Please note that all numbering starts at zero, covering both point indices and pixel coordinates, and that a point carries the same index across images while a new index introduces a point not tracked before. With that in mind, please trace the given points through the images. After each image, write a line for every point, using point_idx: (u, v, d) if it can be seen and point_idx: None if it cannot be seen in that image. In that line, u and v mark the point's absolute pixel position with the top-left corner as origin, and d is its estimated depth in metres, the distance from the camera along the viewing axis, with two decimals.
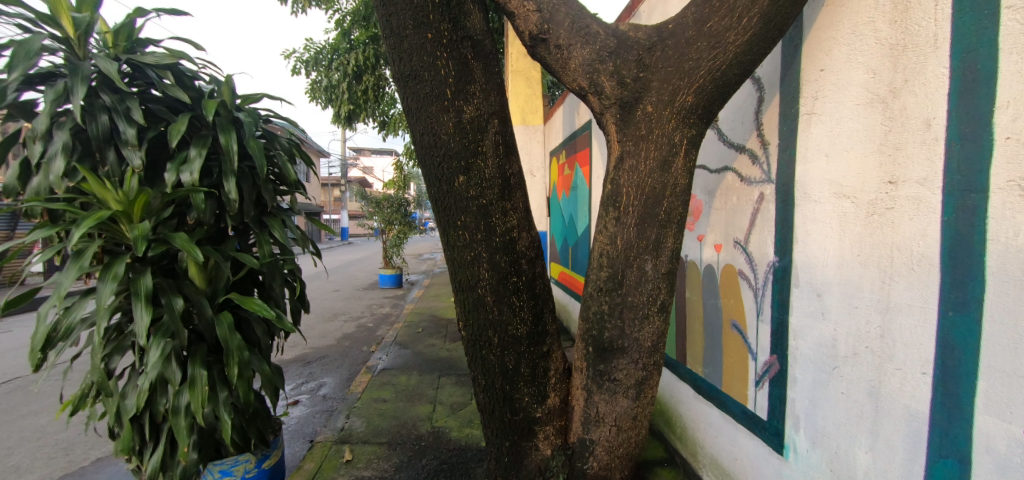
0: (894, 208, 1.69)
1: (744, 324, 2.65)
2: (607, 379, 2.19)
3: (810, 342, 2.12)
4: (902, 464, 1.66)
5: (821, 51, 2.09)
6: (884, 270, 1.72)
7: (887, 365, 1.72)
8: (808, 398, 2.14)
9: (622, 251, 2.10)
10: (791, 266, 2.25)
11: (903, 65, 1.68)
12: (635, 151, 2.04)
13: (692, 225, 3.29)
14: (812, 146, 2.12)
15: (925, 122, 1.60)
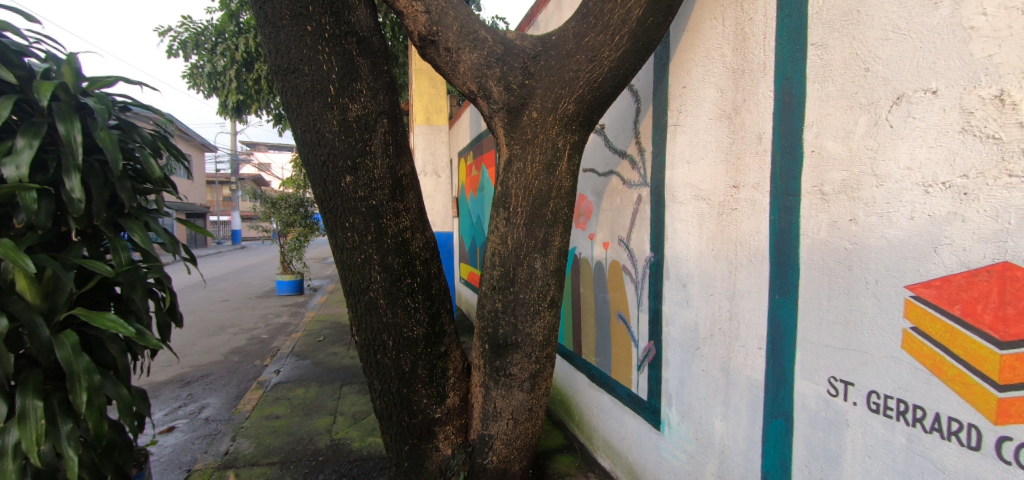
0: (737, 208, 1.97)
1: (627, 314, 2.90)
2: (503, 374, 2.27)
3: (679, 327, 2.39)
4: (748, 427, 1.94)
5: (682, 70, 2.37)
6: (732, 262, 2.00)
7: (735, 343, 2.00)
8: (678, 377, 2.41)
9: (512, 251, 2.19)
10: (662, 261, 2.52)
11: (742, 88, 1.97)
12: (523, 154, 2.14)
13: (584, 225, 3.50)
14: (678, 154, 2.39)
15: (758, 135, 1.86)
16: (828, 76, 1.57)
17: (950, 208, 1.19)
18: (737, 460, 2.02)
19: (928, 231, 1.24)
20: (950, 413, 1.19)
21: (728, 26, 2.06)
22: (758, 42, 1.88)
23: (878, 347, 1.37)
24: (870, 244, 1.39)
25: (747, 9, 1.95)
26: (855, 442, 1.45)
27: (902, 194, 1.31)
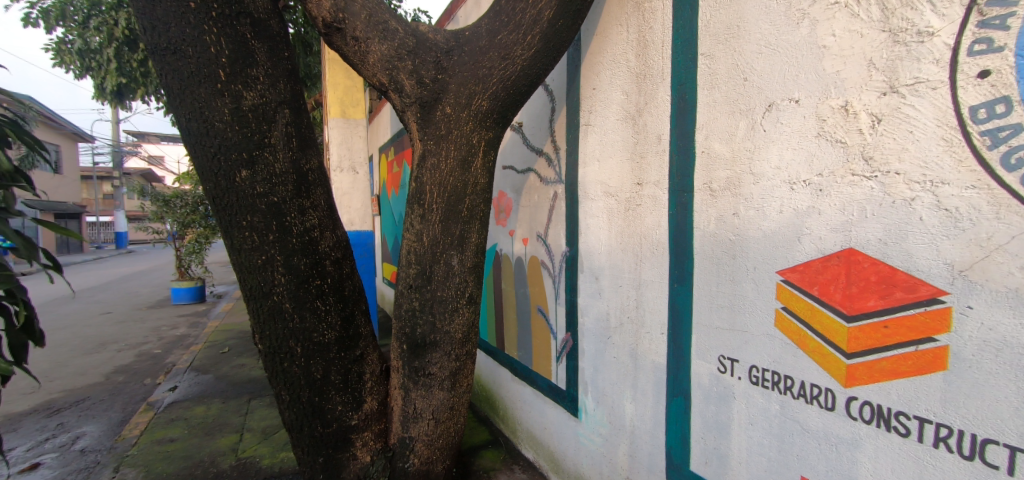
0: (641, 204, 2.11)
1: (546, 308, 2.99)
2: (422, 374, 2.23)
3: (593, 318, 2.51)
4: (654, 408, 2.08)
5: (592, 73, 2.48)
6: (637, 254, 2.14)
7: (641, 330, 2.14)
8: (593, 365, 2.54)
9: (428, 248, 2.15)
10: (577, 255, 2.62)
11: (643, 91, 2.11)
12: (436, 150, 2.11)
13: (504, 222, 3.55)
14: (590, 152, 2.49)
15: (657, 136, 2.01)
16: (714, 83, 1.72)
17: (810, 203, 1.36)
18: (645, 439, 2.16)
19: (794, 223, 1.40)
20: (812, 380, 1.36)
21: (632, 33, 2.19)
22: (657, 50, 2.02)
23: (757, 326, 1.54)
24: (750, 235, 1.56)
25: (647, 18, 2.09)
26: (740, 412, 1.62)
27: (775, 190, 1.47)
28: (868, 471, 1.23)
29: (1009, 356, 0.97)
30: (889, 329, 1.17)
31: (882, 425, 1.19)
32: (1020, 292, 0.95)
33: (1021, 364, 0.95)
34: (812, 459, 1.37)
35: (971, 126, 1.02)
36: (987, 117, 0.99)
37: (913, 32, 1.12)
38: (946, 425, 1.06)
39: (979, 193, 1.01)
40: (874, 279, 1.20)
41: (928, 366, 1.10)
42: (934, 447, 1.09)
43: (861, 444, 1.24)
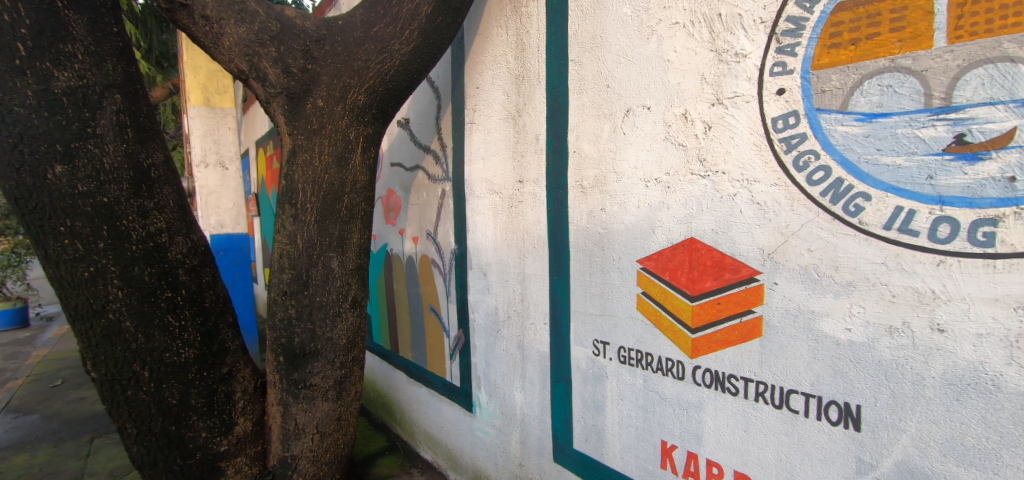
0: (523, 201, 2.20)
1: (438, 306, 2.97)
2: (304, 386, 2.08)
3: (482, 313, 2.55)
4: (541, 394, 2.19)
5: (475, 72, 2.51)
6: (520, 249, 2.23)
7: (526, 322, 2.23)
8: (485, 359, 2.59)
9: (303, 251, 2.01)
10: (465, 252, 2.65)
11: (521, 92, 2.19)
12: (308, 146, 1.98)
13: (393, 221, 3.45)
14: (475, 151, 2.53)
15: (535, 136, 2.11)
16: (582, 88, 1.85)
17: (661, 199, 1.54)
18: (534, 425, 2.26)
19: (649, 216, 1.58)
20: (667, 355, 1.54)
21: (510, 36, 2.27)
22: (533, 54, 2.12)
23: (623, 310, 1.69)
24: (615, 228, 1.71)
25: (524, 22, 2.17)
26: (613, 390, 1.78)
27: (633, 188, 1.63)
28: (710, 428, 1.43)
29: (802, 320, 1.20)
30: (722, 305, 1.38)
31: (719, 388, 1.40)
32: (808, 269, 1.18)
33: (810, 327, 1.18)
34: (670, 423, 1.56)
35: (773, 134, 1.23)
36: (783, 127, 1.21)
37: (732, 53, 1.32)
38: (763, 382, 1.28)
39: (779, 190, 1.22)
40: (709, 264, 1.40)
41: (749, 334, 1.31)
42: (755, 401, 1.31)
43: (705, 405, 1.44)
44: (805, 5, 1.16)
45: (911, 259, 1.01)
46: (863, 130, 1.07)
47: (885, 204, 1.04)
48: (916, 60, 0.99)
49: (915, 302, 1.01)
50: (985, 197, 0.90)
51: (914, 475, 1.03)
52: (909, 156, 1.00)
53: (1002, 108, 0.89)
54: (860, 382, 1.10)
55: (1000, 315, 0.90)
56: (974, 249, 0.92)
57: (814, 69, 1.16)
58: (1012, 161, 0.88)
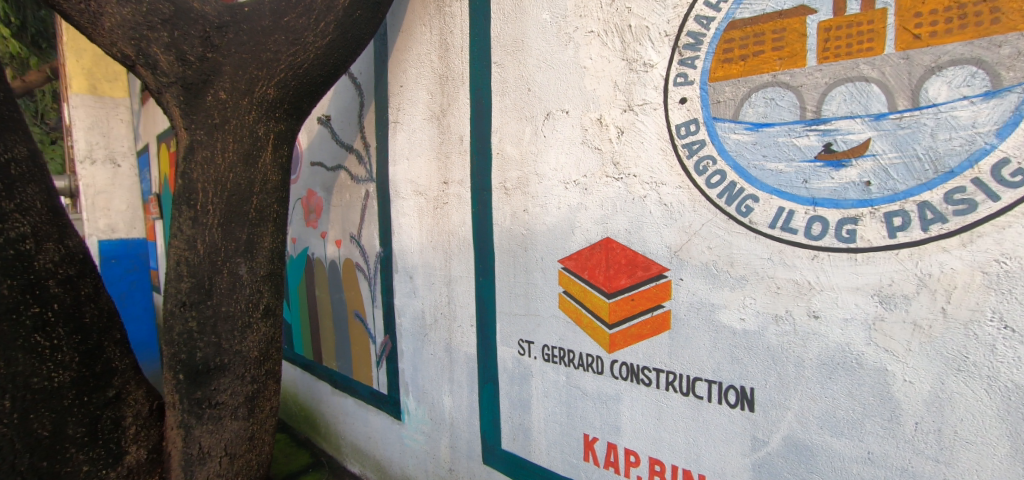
0: (448, 202, 2.17)
1: (363, 312, 2.85)
2: (208, 405, 1.90)
3: (409, 317, 2.49)
4: (469, 397, 2.18)
5: (398, 70, 2.44)
6: (446, 251, 2.20)
7: (453, 325, 2.21)
8: (412, 365, 2.52)
9: (205, 256, 1.84)
10: (390, 255, 2.57)
11: (446, 92, 2.17)
12: (208, 142, 1.81)
13: (314, 224, 3.26)
14: (399, 151, 2.46)
15: (459, 137, 2.09)
16: (505, 91, 1.87)
17: (579, 200, 1.59)
18: (463, 428, 2.24)
19: (569, 217, 1.62)
20: (587, 351, 1.60)
21: (434, 35, 2.23)
22: (457, 54, 2.10)
23: (546, 309, 1.73)
24: (537, 229, 1.74)
25: (447, 22, 2.15)
26: (538, 388, 1.81)
27: (553, 189, 1.68)
28: (627, 418, 1.51)
29: (704, 312, 1.29)
30: (635, 301, 1.45)
31: (634, 379, 1.47)
32: (708, 265, 1.27)
33: (711, 318, 1.28)
34: (591, 417, 1.62)
35: (677, 140, 1.32)
36: (685, 133, 1.30)
37: (641, 63, 1.40)
38: (672, 372, 1.37)
39: (682, 192, 1.31)
40: (624, 262, 1.47)
41: (659, 327, 1.39)
42: (666, 390, 1.39)
43: (622, 397, 1.51)
44: (703, 21, 1.25)
45: (792, 254, 1.12)
46: (752, 138, 1.18)
47: (770, 205, 1.15)
48: (794, 77, 1.11)
49: (796, 292, 1.13)
50: (848, 199, 1.04)
51: (798, 448, 1.15)
52: (788, 162, 1.12)
53: (859, 121, 1.02)
54: (753, 367, 1.21)
55: (861, 302, 1.04)
56: (840, 245, 1.05)
57: (710, 81, 1.25)
58: (867, 167, 1.01)
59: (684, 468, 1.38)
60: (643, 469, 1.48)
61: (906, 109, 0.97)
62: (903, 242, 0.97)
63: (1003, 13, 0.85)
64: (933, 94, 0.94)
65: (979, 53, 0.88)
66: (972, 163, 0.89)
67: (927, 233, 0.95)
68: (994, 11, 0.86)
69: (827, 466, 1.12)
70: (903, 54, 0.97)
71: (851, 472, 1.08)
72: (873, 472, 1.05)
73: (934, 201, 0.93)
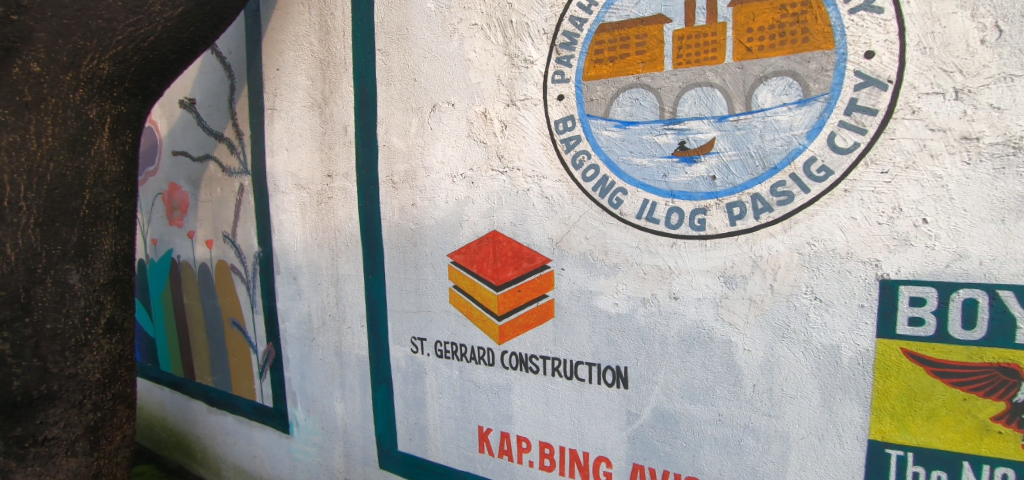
0: (333, 197, 2.03)
1: (242, 320, 2.57)
2: (33, 444, 1.54)
3: (294, 322, 2.30)
4: (362, 401, 2.08)
5: (273, 51, 2.22)
6: (332, 249, 2.06)
7: (343, 327, 2.09)
8: (299, 372, 2.33)
9: (18, 267, 1.44)
10: (270, 255, 2.34)
11: (327, 79, 2.02)
12: (16, 123, 1.41)
13: (178, 222, 2.86)
14: (276, 140, 2.24)
15: (343, 127, 1.97)
16: (390, 80, 1.79)
17: (466, 194, 1.58)
18: (357, 434, 2.14)
19: (457, 211, 1.61)
20: (478, 344, 1.61)
21: (313, 15, 2.06)
22: (339, 38, 1.97)
23: (438, 304, 1.70)
24: (425, 223, 1.70)
25: (327, 3, 2.00)
26: (432, 385, 1.78)
27: (441, 183, 1.65)
28: (518, 406, 1.55)
29: (584, 299, 1.37)
30: (522, 292, 1.48)
31: (523, 368, 1.51)
32: (586, 255, 1.35)
33: (589, 304, 1.36)
34: (484, 409, 1.64)
35: (556, 135, 1.37)
36: (563, 129, 1.35)
37: (522, 59, 1.42)
38: (557, 358, 1.43)
39: (562, 185, 1.37)
40: (510, 254, 1.50)
41: (544, 315, 1.44)
42: (552, 375, 1.45)
43: (513, 386, 1.55)
44: (577, 22, 1.31)
45: (655, 242, 1.23)
46: (620, 135, 1.26)
47: (637, 197, 1.24)
48: (654, 80, 1.21)
49: (660, 277, 1.24)
50: (698, 192, 1.16)
51: (665, 417, 1.28)
52: (650, 158, 1.22)
53: (706, 122, 1.15)
54: (626, 347, 1.31)
55: (711, 282, 1.17)
56: (693, 233, 1.18)
57: (584, 80, 1.32)
58: (713, 164, 1.15)
59: (571, 447, 1.45)
60: (534, 453, 1.53)
61: (741, 113, 1.11)
62: (741, 229, 1.12)
63: (810, 34, 1.03)
64: (761, 100, 1.09)
65: (794, 67, 1.06)
66: (790, 160, 1.06)
67: (758, 220, 1.10)
68: (805, 32, 1.03)
69: (688, 431, 1.25)
70: (738, 64, 1.11)
71: (706, 434, 1.23)
72: (722, 431, 1.20)
73: (763, 194, 1.09)
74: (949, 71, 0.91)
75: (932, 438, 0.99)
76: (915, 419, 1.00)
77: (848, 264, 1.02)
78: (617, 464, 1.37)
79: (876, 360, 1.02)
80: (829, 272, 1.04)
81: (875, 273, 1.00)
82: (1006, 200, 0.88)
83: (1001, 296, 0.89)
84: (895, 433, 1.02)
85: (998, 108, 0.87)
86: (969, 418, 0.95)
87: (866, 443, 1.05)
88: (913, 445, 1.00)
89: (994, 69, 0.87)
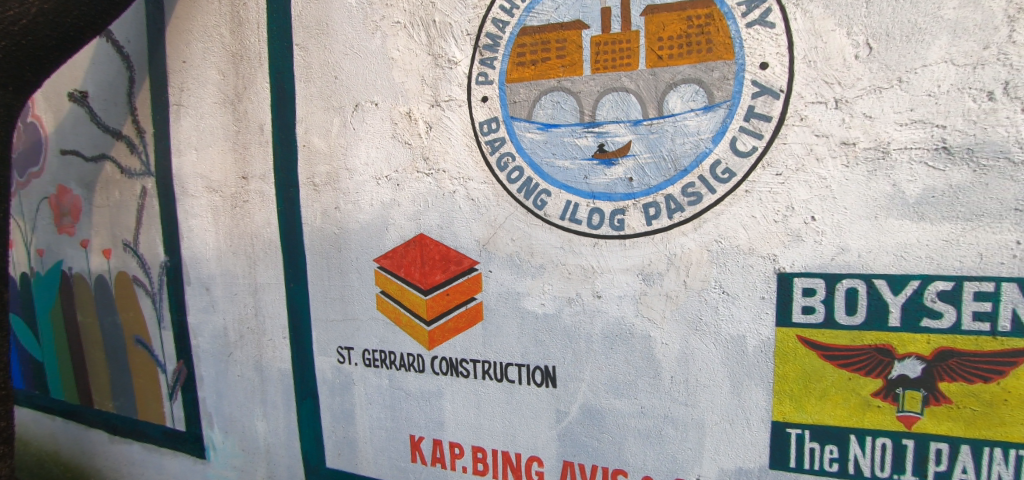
0: (248, 200, 1.90)
1: (147, 337, 2.32)
2: None
3: (207, 337, 2.12)
4: (285, 417, 1.95)
5: (179, 42, 2.03)
6: (249, 256, 1.92)
7: (263, 339, 1.95)
8: (214, 391, 2.15)
9: None
10: (178, 264, 2.14)
11: (241, 74, 1.88)
12: None
13: (68, 230, 2.53)
14: (183, 139, 2.06)
15: (259, 126, 1.84)
16: (309, 77, 1.70)
17: (392, 196, 1.54)
18: (280, 453, 2.00)
19: (382, 214, 1.56)
20: (407, 350, 1.56)
21: (222, 5, 1.91)
22: (252, 30, 1.84)
23: (364, 311, 1.64)
24: (350, 227, 1.63)
25: None
26: (360, 396, 1.71)
27: (365, 185, 1.59)
28: (450, 412, 1.52)
29: (511, 301, 1.37)
30: (450, 295, 1.46)
31: (453, 373, 1.49)
32: (513, 257, 1.35)
33: (517, 305, 1.36)
34: (415, 417, 1.60)
35: (481, 137, 1.36)
36: (488, 130, 1.35)
37: (445, 59, 1.40)
38: (487, 361, 1.42)
39: (487, 187, 1.36)
40: (437, 257, 1.47)
41: (473, 319, 1.43)
42: (483, 378, 1.44)
43: (443, 392, 1.52)
44: (499, 24, 1.31)
45: (578, 243, 1.26)
46: (543, 137, 1.28)
47: (560, 198, 1.27)
48: (574, 84, 1.24)
49: (583, 276, 1.27)
50: (617, 192, 1.21)
51: (592, 413, 1.31)
52: (572, 160, 1.25)
53: (623, 126, 1.20)
54: (554, 347, 1.33)
55: (630, 280, 1.22)
56: (613, 233, 1.22)
57: (507, 82, 1.32)
58: (630, 166, 1.19)
59: (503, 450, 1.45)
60: (467, 459, 1.51)
61: (654, 117, 1.17)
62: (657, 228, 1.18)
63: (714, 45, 1.10)
64: (671, 106, 1.15)
65: (699, 75, 1.12)
66: (698, 163, 1.13)
67: (672, 220, 1.16)
68: (709, 42, 1.10)
69: (613, 424, 1.29)
70: (651, 71, 1.17)
71: (629, 426, 1.27)
72: (645, 423, 1.25)
73: (676, 194, 1.15)
74: (830, 83, 1.00)
75: (825, 415, 1.09)
76: (810, 399, 1.09)
77: (751, 259, 1.10)
78: (548, 462, 1.39)
79: (776, 347, 1.10)
80: (734, 267, 1.12)
81: (773, 266, 1.08)
82: (878, 199, 0.99)
83: (876, 285, 1.01)
84: (793, 413, 1.11)
85: (870, 116, 0.98)
86: (854, 395, 1.06)
87: (770, 425, 1.14)
88: (809, 423, 1.10)
89: (866, 82, 0.98)
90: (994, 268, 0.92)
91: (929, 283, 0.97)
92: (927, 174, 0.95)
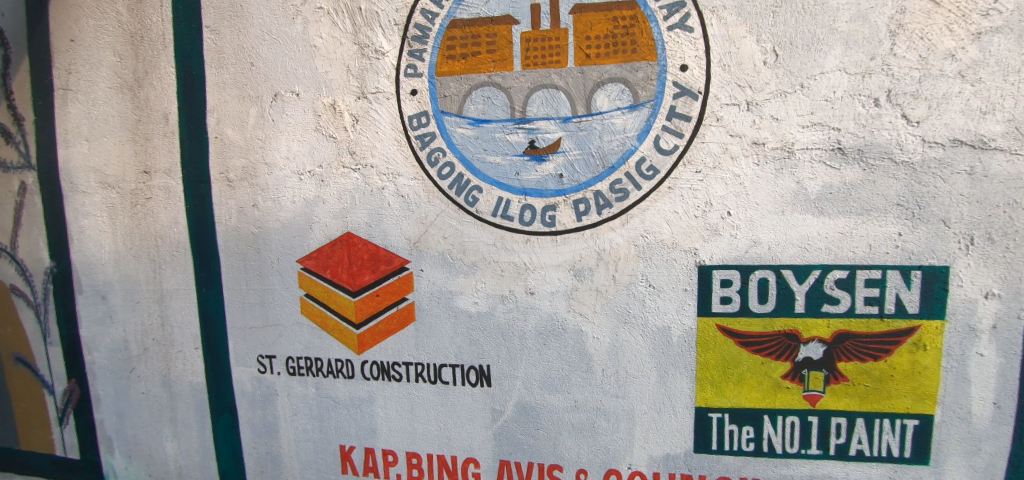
0: (151, 197, 1.71)
1: (28, 355, 1.98)
2: None
3: (104, 351, 1.88)
4: (198, 436, 1.78)
5: (64, 17, 1.77)
6: (153, 260, 1.73)
7: (171, 351, 1.76)
8: (114, 412, 1.92)
9: None
10: (66, 271, 1.88)
11: (142, 56, 1.69)
12: None
13: None
14: (71, 128, 1.81)
15: (163, 115, 1.66)
16: (222, 63, 1.56)
17: (316, 193, 1.44)
18: (194, 475, 1.83)
19: (305, 212, 1.46)
20: (335, 356, 1.48)
21: None
22: (154, 8, 1.65)
23: (287, 316, 1.53)
24: (270, 226, 1.52)
25: None
26: (284, 407, 1.59)
27: (286, 181, 1.48)
28: (382, 418, 1.46)
29: (444, 300, 1.33)
30: (380, 297, 1.40)
31: (385, 377, 1.43)
32: (445, 255, 1.32)
33: (450, 305, 1.33)
34: (345, 426, 1.51)
35: (410, 131, 1.31)
36: (417, 125, 1.31)
37: (372, 49, 1.34)
38: (420, 363, 1.38)
39: (417, 183, 1.32)
40: (367, 257, 1.40)
41: (405, 320, 1.38)
42: (416, 382, 1.39)
43: (375, 398, 1.45)
44: (428, 16, 1.27)
45: (511, 239, 1.25)
46: (474, 132, 1.26)
47: (492, 195, 1.25)
48: (504, 79, 1.23)
49: (516, 273, 1.26)
50: (548, 189, 1.21)
51: (527, 410, 1.30)
52: (503, 156, 1.24)
53: (553, 122, 1.20)
54: (488, 346, 1.31)
55: (562, 276, 1.23)
56: (545, 229, 1.22)
57: (437, 76, 1.29)
58: (560, 162, 1.20)
59: (438, 454, 1.41)
60: (401, 466, 1.46)
61: (583, 115, 1.18)
62: (587, 224, 1.19)
63: (638, 46, 1.14)
64: (599, 104, 1.17)
65: (625, 74, 1.15)
66: (624, 160, 1.16)
67: (601, 216, 1.18)
68: (634, 44, 1.14)
69: (548, 421, 1.29)
70: (579, 69, 1.18)
71: (563, 421, 1.28)
72: (578, 417, 1.27)
73: (604, 191, 1.17)
74: (742, 86, 1.07)
75: (741, 398, 1.16)
76: (729, 384, 1.16)
77: (674, 253, 1.14)
78: (484, 463, 1.37)
79: (698, 336, 1.16)
80: (660, 261, 1.16)
81: (694, 260, 1.13)
82: (785, 195, 1.07)
83: (784, 275, 1.08)
84: (714, 398, 1.17)
85: (777, 118, 1.06)
86: (766, 379, 1.13)
87: (695, 411, 1.19)
88: (728, 406, 1.16)
89: (773, 86, 1.05)
90: (880, 257, 1.04)
91: (828, 272, 1.06)
92: (826, 172, 1.05)
